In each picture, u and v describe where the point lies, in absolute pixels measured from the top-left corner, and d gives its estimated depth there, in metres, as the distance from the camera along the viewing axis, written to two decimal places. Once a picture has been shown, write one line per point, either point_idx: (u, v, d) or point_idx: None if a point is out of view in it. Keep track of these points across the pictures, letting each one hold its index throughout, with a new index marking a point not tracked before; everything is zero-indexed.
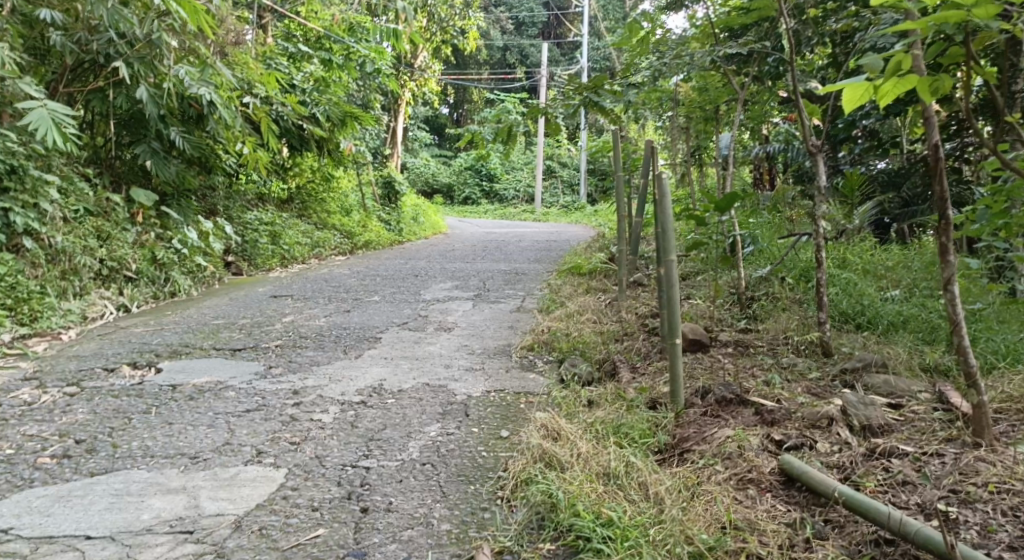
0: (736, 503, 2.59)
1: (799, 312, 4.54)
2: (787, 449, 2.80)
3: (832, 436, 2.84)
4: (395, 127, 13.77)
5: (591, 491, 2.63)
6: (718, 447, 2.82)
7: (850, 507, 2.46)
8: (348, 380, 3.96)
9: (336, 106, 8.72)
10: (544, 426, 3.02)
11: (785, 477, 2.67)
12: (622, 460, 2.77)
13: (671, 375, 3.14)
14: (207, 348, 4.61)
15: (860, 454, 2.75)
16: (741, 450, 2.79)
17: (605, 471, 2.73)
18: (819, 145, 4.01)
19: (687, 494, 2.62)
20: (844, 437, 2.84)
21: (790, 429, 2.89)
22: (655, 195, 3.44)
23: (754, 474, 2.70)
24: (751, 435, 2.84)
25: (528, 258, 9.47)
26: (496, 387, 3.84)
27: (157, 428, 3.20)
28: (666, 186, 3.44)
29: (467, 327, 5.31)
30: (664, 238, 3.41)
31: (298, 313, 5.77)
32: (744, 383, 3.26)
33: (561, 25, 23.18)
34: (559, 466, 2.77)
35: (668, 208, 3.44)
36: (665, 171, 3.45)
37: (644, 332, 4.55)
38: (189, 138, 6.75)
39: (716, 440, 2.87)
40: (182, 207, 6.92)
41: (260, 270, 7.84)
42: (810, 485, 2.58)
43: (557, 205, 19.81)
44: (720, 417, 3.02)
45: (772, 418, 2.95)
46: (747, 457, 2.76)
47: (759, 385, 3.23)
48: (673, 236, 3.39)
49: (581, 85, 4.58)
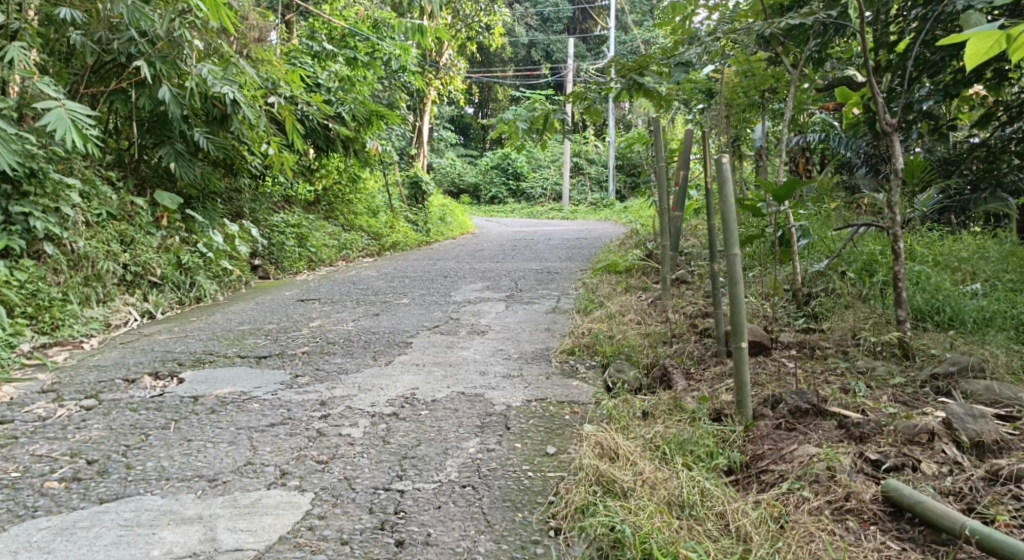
0: (838, 539, 2.30)
1: (865, 311, 4.20)
2: (885, 472, 2.50)
3: (935, 454, 2.53)
4: (420, 125, 13.51)
5: (666, 526, 2.34)
6: (804, 468, 2.52)
7: (985, 546, 2.18)
8: (378, 390, 3.68)
9: (361, 105, 8.48)
10: (599, 443, 2.71)
11: (892, 506, 2.38)
12: (696, 487, 2.47)
13: (737, 382, 2.84)
14: (231, 356, 4.36)
15: (978, 478, 2.44)
16: (832, 472, 2.48)
17: (678, 500, 2.44)
18: (896, 125, 3.68)
19: (776, 529, 2.33)
20: (951, 455, 2.53)
21: (885, 446, 2.58)
22: (716, 184, 3.06)
23: (852, 502, 2.41)
24: (840, 454, 2.54)
25: (559, 256, 9.18)
26: (538, 395, 3.54)
27: (174, 446, 2.94)
28: (728, 171, 3.09)
29: (501, 330, 5.02)
30: (726, 230, 3.06)
31: (326, 317, 5.51)
32: (820, 391, 2.94)
33: (587, 20, 22.83)
34: (620, 493, 2.48)
35: (730, 197, 3.05)
36: (726, 157, 3.10)
37: (695, 334, 4.23)
38: (213, 138, 6.52)
39: (798, 460, 2.56)
40: (206, 210, 6.72)
41: (288, 273, 7.60)
42: (928, 518, 2.29)
43: (585, 203, 19.49)
44: (797, 432, 2.71)
45: (861, 433, 2.64)
46: (841, 482, 2.45)
47: (839, 393, 2.91)
48: (736, 226, 3.02)
49: (624, 66, 4.39)
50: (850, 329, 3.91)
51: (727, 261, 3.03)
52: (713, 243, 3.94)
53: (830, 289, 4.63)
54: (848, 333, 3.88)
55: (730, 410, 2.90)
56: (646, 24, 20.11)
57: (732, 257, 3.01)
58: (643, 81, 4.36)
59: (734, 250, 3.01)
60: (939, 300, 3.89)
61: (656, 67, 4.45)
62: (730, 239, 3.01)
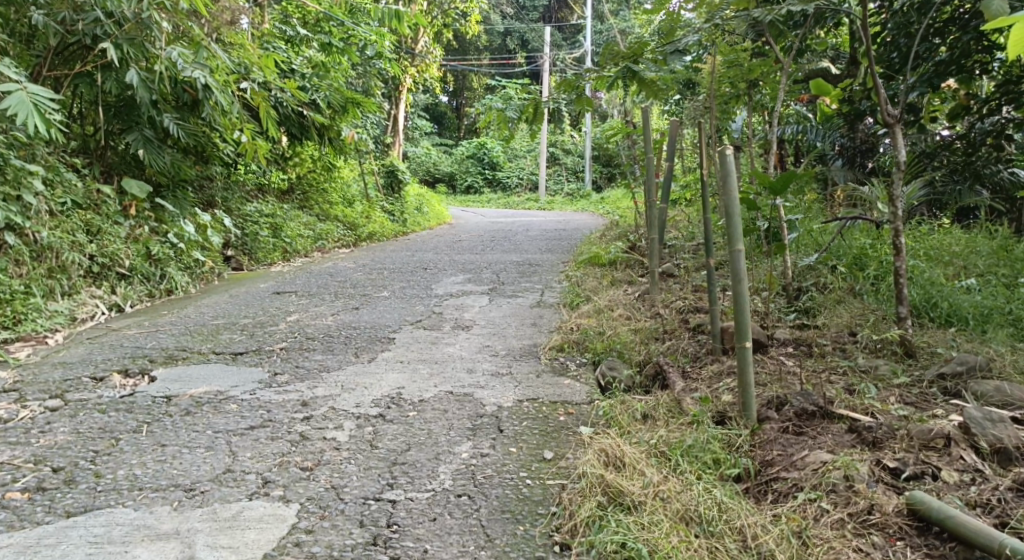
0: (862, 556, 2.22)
1: (860, 306, 4.13)
2: (906, 481, 2.41)
3: (954, 462, 2.46)
4: (396, 114, 13.28)
5: (688, 548, 2.24)
6: (819, 477, 2.43)
7: None
8: (362, 389, 3.53)
9: (337, 92, 8.26)
10: (604, 451, 2.62)
11: (919, 520, 2.29)
12: (713, 501, 2.38)
13: (741, 383, 2.74)
14: (205, 352, 4.19)
15: (1002, 486, 2.36)
16: (849, 482, 2.39)
17: (693, 515, 2.35)
18: (898, 115, 3.60)
19: (799, 547, 2.25)
20: (970, 462, 2.45)
21: (902, 453, 2.49)
22: (719, 177, 2.96)
23: (875, 516, 2.32)
24: (857, 462, 2.45)
25: (539, 247, 9.05)
26: (529, 395, 3.42)
27: (147, 451, 2.77)
28: (732, 164, 2.98)
29: (486, 325, 4.88)
30: (731, 227, 2.96)
31: (304, 311, 5.34)
32: (825, 392, 2.84)
33: (563, 9, 22.63)
34: (632, 508, 2.39)
35: (734, 191, 2.95)
36: (729, 150, 2.99)
37: (688, 330, 4.12)
38: (184, 125, 6.29)
39: (811, 467, 2.47)
40: (177, 199, 6.52)
41: (262, 265, 7.39)
42: (959, 532, 2.20)
43: (562, 193, 19.36)
44: (805, 437, 2.61)
45: (874, 439, 2.55)
46: (862, 493, 2.36)
47: (845, 395, 2.82)
48: (740, 221, 2.91)
49: (617, 53, 4.18)
50: (846, 325, 3.83)
51: (730, 256, 2.92)
52: (707, 237, 3.85)
53: (822, 284, 4.55)
54: (844, 330, 3.80)
55: (734, 413, 2.80)
56: (622, 14, 19.95)
57: (735, 252, 2.90)
58: (639, 69, 4.12)
59: (737, 246, 2.90)
60: (935, 294, 3.82)
61: (652, 55, 4.21)
62: (733, 234, 2.90)
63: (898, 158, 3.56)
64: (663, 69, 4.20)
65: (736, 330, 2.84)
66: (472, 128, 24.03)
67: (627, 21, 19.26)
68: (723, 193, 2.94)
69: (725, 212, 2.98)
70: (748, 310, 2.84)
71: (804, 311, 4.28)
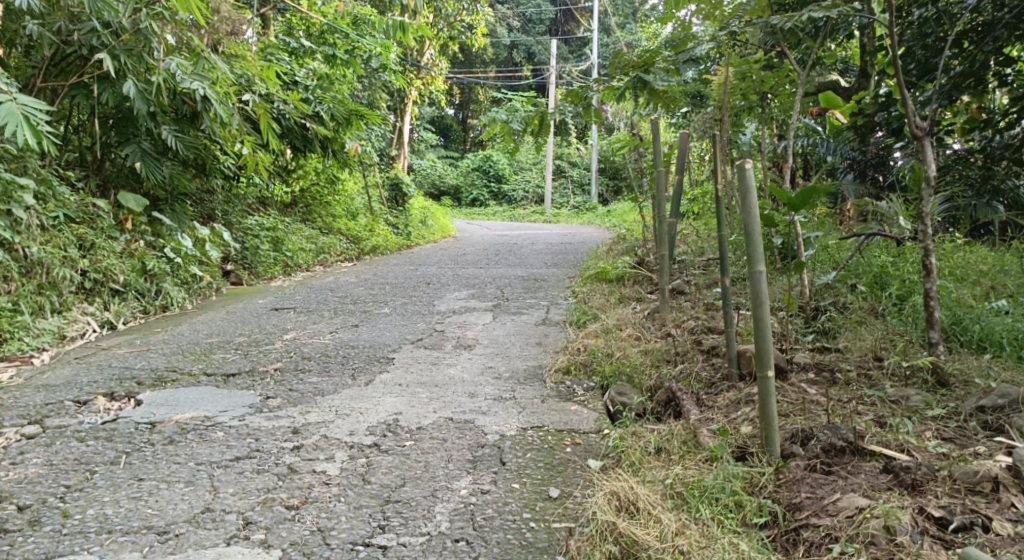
0: None
1: (881, 328, 3.93)
2: (953, 533, 2.21)
3: (1005, 510, 2.25)
4: (401, 126, 13.12)
5: None
6: (856, 527, 2.22)
7: None
8: (358, 415, 3.33)
9: (341, 104, 8.10)
10: (615, 494, 2.43)
11: None
12: (735, 554, 2.19)
13: (764, 416, 2.54)
14: (196, 374, 3.99)
15: None
16: (891, 533, 2.19)
17: None
18: (926, 128, 3.44)
19: None
20: (1021, 511, 2.25)
21: (946, 499, 2.29)
22: (738, 191, 2.71)
23: None
24: (898, 510, 2.24)
25: (545, 262, 8.86)
26: (535, 423, 3.22)
27: (122, 487, 2.59)
28: (751, 177, 2.74)
29: (490, 344, 4.69)
30: (750, 246, 2.72)
31: (301, 329, 5.14)
32: (853, 425, 2.65)
33: (569, 21, 22.49)
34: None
35: (755, 206, 2.71)
36: (749, 162, 2.75)
37: (701, 352, 3.92)
38: (182, 137, 6.12)
39: (845, 514, 2.26)
40: (175, 212, 6.35)
41: (262, 279, 7.20)
42: None
43: (568, 205, 19.18)
44: (835, 477, 2.41)
45: (913, 481, 2.35)
46: (905, 546, 2.16)
47: (875, 429, 2.62)
48: (761, 240, 2.68)
49: (628, 62, 4.00)
50: (869, 349, 3.63)
51: (750, 278, 2.69)
52: (723, 254, 3.65)
53: (841, 303, 4.34)
54: (868, 355, 3.60)
55: (756, 448, 2.59)
56: (629, 27, 19.84)
57: (756, 273, 2.66)
58: (649, 79, 3.94)
59: (759, 266, 2.67)
60: (964, 317, 3.62)
61: (664, 64, 4.03)
62: (754, 253, 2.67)
63: (930, 174, 3.40)
64: (675, 79, 4.03)
65: (757, 357, 2.62)
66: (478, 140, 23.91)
67: (634, 33, 19.13)
68: (743, 209, 2.70)
69: (745, 230, 2.74)
70: (770, 336, 2.62)
71: (823, 332, 4.08)
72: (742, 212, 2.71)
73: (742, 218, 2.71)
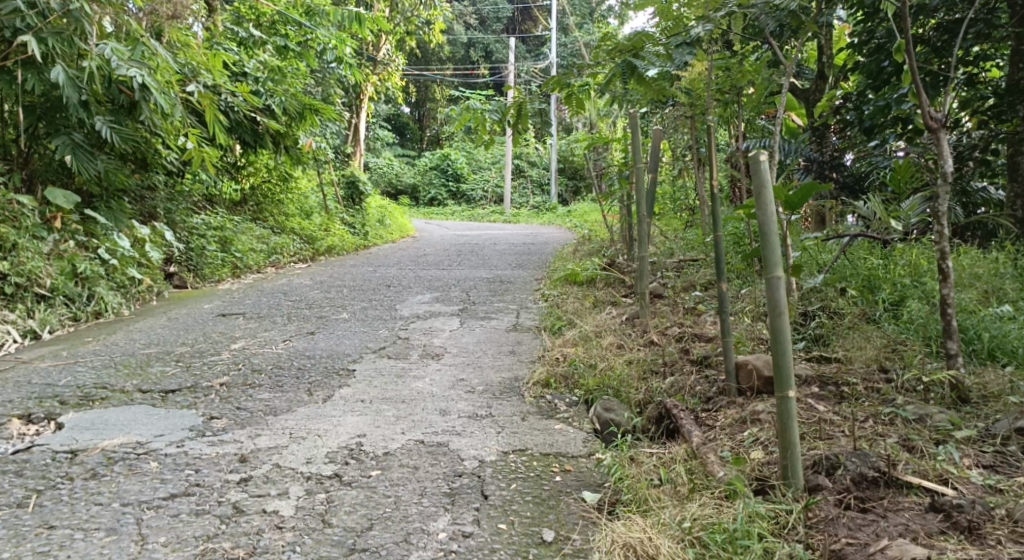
0: None
1: (880, 333, 3.66)
2: None
3: None
4: (357, 123, 12.64)
5: None
6: None
7: None
8: (316, 438, 2.95)
9: (293, 97, 7.66)
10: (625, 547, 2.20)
11: None
12: None
13: (785, 446, 2.26)
14: (129, 390, 3.57)
15: None
16: None
17: None
18: (943, 121, 3.13)
19: None
20: None
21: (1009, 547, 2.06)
22: (752, 186, 2.34)
23: None
24: None
25: (510, 262, 8.51)
26: (517, 445, 2.88)
27: (27, 537, 2.34)
28: (767, 171, 2.37)
29: (458, 353, 4.33)
30: (766, 250, 2.35)
31: (251, 337, 4.72)
32: (882, 451, 2.39)
33: (528, 19, 22.17)
34: None
35: (771, 205, 2.34)
36: (763, 154, 2.38)
37: (691, 363, 3.61)
38: (118, 129, 5.64)
39: None
40: (112, 210, 5.87)
41: (209, 282, 6.73)
42: None
43: (527, 206, 18.85)
44: (877, 517, 2.18)
45: (970, 524, 2.13)
46: None
47: (909, 457, 2.37)
48: (779, 245, 2.32)
49: (619, 47, 3.59)
50: (873, 358, 3.36)
51: (767, 286, 2.33)
52: (718, 259, 3.39)
53: (834, 308, 4.07)
54: (872, 365, 3.32)
55: (776, 479, 2.34)
56: (586, 26, 19.51)
57: (774, 282, 2.30)
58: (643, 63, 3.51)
59: (777, 274, 2.31)
60: (973, 323, 3.37)
61: (655, 48, 3.64)
62: (771, 258, 2.30)
63: (946, 169, 3.11)
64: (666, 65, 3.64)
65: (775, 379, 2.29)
66: (435, 139, 23.43)
67: (592, 32, 18.86)
68: (758, 208, 2.33)
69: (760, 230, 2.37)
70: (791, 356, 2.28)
71: (816, 340, 3.81)
72: (756, 212, 2.34)
73: (757, 218, 2.34)
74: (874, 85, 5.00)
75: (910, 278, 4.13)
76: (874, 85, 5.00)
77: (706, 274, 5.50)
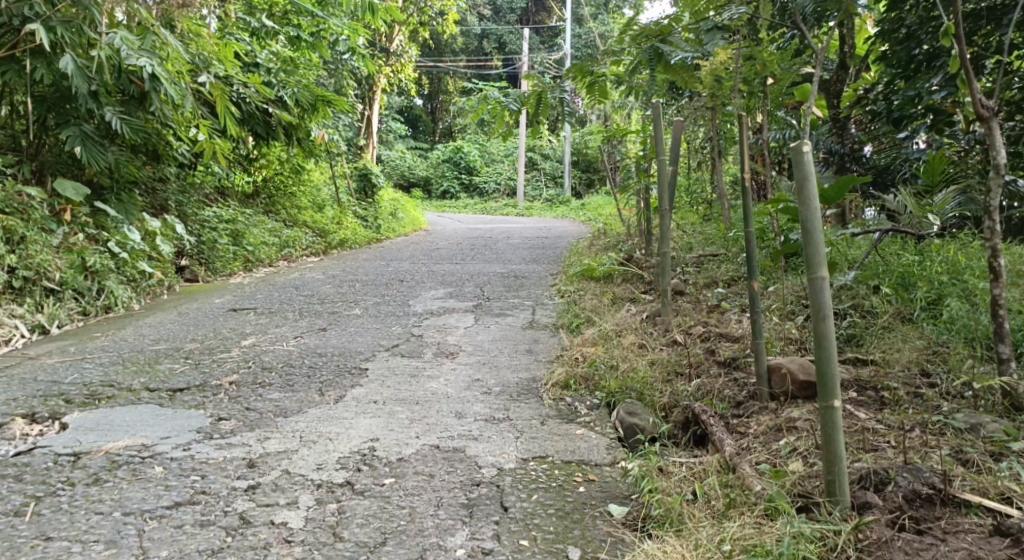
0: None
1: (916, 335, 3.50)
2: None
3: None
4: (370, 114, 12.49)
5: None
6: None
7: None
8: (327, 442, 2.83)
9: (306, 89, 7.54)
10: None
11: None
12: None
13: (831, 464, 2.14)
14: (136, 389, 3.45)
15: None
16: None
17: None
18: (993, 108, 2.94)
19: None
20: None
21: None
22: (795, 179, 2.20)
23: None
24: None
25: (524, 257, 8.37)
26: (537, 452, 2.74)
27: (23, 550, 2.23)
28: (810, 163, 2.23)
29: (474, 351, 4.19)
30: (809, 248, 2.22)
31: (262, 333, 4.60)
32: (936, 466, 2.29)
33: (541, 12, 21.96)
34: None
35: (815, 201, 2.20)
36: (806, 145, 2.24)
37: (717, 365, 3.47)
38: (129, 120, 5.51)
39: None
40: (122, 203, 5.77)
41: (220, 276, 6.62)
42: None
43: (541, 199, 18.69)
44: (934, 539, 2.09)
45: None
46: None
47: (965, 473, 2.26)
48: (823, 243, 2.18)
49: (646, 31, 3.34)
50: (911, 362, 3.22)
51: (811, 288, 2.20)
52: (749, 254, 3.26)
53: (866, 309, 3.92)
54: (912, 369, 3.18)
55: (820, 495, 2.23)
56: (601, 17, 19.27)
57: (817, 284, 2.17)
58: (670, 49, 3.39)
59: (821, 276, 2.18)
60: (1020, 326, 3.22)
61: (683, 33, 3.47)
62: (816, 257, 2.17)
63: (997, 160, 2.92)
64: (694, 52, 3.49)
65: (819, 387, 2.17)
66: (448, 131, 23.27)
67: (607, 25, 18.64)
68: (800, 205, 2.20)
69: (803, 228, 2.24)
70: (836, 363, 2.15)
71: (848, 341, 3.67)
72: (799, 209, 2.21)
73: (799, 215, 2.21)
74: (902, 73, 4.67)
75: (945, 277, 3.97)
76: (901, 74, 4.69)
77: (728, 270, 5.35)
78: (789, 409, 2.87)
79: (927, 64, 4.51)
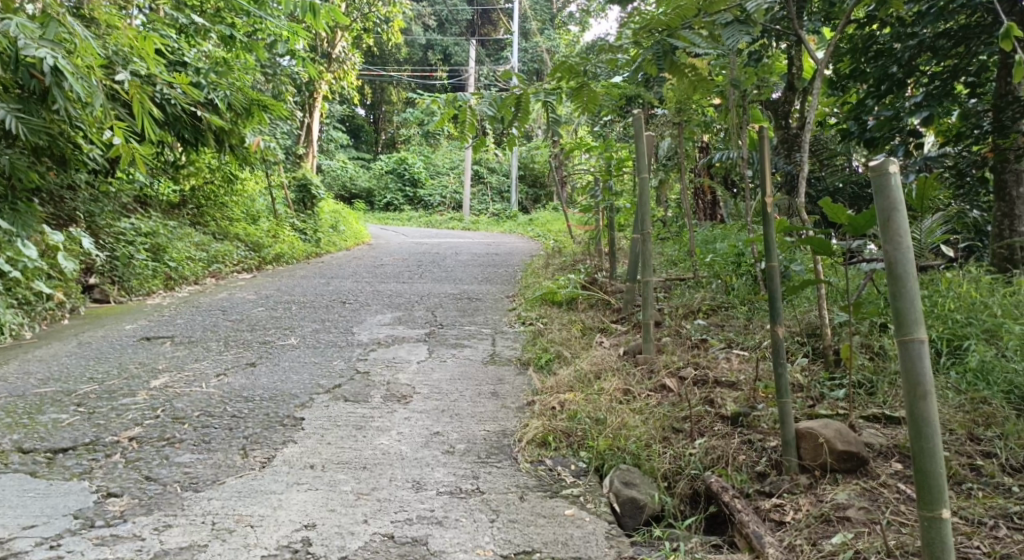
0: None
1: (943, 383, 3.03)
2: None
3: None
4: (310, 122, 11.67)
5: None
6: None
7: None
8: (255, 531, 2.34)
9: (239, 92, 6.81)
10: None
11: None
12: None
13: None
14: (4, 452, 2.77)
15: None
16: None
17: None
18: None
19: None
20: None
21: None
22: (888, 215, 2.06)
23: None
24: None
25: (475, 276, 7.75)
26: (515, 543, 2.34)
27: None
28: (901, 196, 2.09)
29: (430, 394, 3.57)
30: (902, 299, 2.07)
31: (177, 369, 3.92)
32: None
33: (487, 24, 21.36)
34: None
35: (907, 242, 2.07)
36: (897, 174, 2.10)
37: (722, 420, 2.92)
38: (29, 120, 4.71)
39: None
40: (21, 212, 4.77)
41: (137, 296, 5.87)
42: None
43: (487, 213, 18.07)
44: None
45: None
46: None
47: None
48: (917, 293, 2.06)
49: (651, 23, 2.80)
50: (953, 420, 2.80)
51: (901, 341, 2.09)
52: (773, 297, 2.78)
53: (877, 349, 3.40)
54: (957, 431, 2.76)
55: None
56: (547, 31, 18.80)
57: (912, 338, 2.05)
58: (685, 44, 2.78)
59: (914, 327, 2.06)
60: None
61: (695, 27, 2.90)
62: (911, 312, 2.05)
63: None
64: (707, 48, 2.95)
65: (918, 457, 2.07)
66: (391, 142, 22.51)
67: (554, 39, 18.16)
68: (890, 244, 2.06)
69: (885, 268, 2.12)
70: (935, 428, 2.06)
71: (859, 387, 3.19)
72: (887, 248, 2.07)
73: (888, 256, 2.07)
74: (875, 92, 4.17)
75: (960, 313, 3.44)
76: (873, 93, 4.17)
77: (707, 296, 4.82)
78: (825, 487, 2.48)
79: (902, 83, 4.04)
